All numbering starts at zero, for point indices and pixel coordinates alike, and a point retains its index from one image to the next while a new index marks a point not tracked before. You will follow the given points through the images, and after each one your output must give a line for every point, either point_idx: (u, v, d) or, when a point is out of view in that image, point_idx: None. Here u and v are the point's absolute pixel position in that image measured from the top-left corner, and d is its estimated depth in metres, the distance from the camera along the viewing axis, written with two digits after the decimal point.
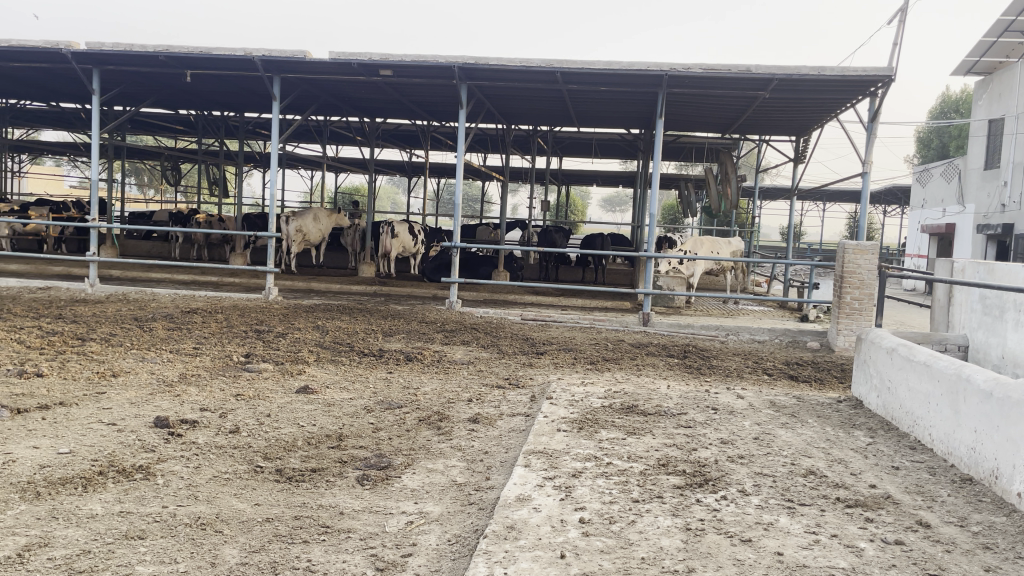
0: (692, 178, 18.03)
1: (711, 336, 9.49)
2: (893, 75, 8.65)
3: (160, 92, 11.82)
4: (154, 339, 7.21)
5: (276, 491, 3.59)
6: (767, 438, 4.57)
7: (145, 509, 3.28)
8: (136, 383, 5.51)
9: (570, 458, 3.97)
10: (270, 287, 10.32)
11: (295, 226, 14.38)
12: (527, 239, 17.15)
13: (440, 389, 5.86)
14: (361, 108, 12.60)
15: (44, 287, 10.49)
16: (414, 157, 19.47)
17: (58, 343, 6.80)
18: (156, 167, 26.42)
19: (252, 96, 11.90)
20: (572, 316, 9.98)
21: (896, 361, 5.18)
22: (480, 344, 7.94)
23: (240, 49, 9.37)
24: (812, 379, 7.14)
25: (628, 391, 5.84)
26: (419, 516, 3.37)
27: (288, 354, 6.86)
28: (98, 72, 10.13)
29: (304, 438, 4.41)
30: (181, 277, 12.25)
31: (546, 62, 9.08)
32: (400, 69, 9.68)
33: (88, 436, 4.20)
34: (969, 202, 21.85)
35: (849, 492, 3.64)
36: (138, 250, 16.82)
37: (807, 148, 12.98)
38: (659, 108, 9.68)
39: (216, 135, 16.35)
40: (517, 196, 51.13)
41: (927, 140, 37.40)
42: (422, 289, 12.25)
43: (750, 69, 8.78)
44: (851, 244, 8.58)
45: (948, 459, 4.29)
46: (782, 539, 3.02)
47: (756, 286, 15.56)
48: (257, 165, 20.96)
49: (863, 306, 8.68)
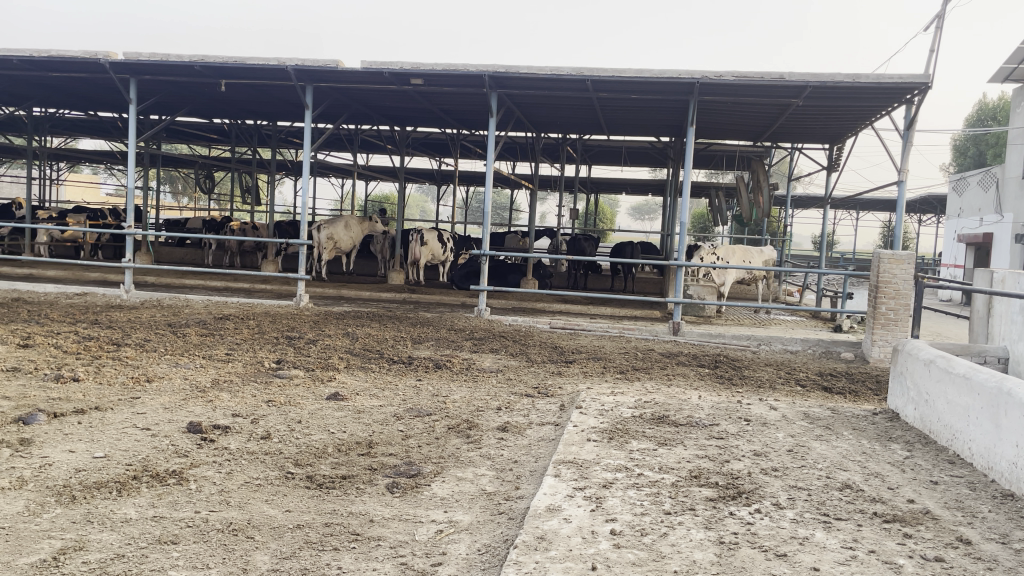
0: (723, 186, 17.89)
1: (742, 345, 9.40)
2: (930, 82, 8.52)
3: (195, 101, 12.01)
4: (187, 345, 7.30)
5: (307, 498, 3.60)
6: (801, 451, 4.49)
7: (178, 514, 3.30)
8: (169, 388, 5.57)
9: (601, 469, 3.93)
10: (302, 294, 10.41)
11: (326, 234, 14.50)
12: (556, 247, 17.12)
13: (470, 397, 5.86)
14: (392, 117, 12.68)
15: (81, 293, 10.67)
16: (444, 165, 19.57)
17: (94, 348, 6.92)
18: (189, 175, 26.79)
19: (285, 105, 12.03)
20: (601, 325, 9.94)
21: (934, 373, 5.07)
22: (509, 352, 7.94)
23: (274, 59, 9.48)
24: (845, 390, 7.04)
25: (658, 400, 5.79)
26: (449, 525, 3.36)
27: (319, 361, 6.90)
28: (135, 82, 10.31)
29: (334, 445, 4.42)
30: (214, 283, 12.40)
31: (576, 71, 9.08)
32: (431, 78, 9.74)
33: (122, 441, 4.25)
34: (1007, 211, 21.43)
35: (886, 507, 3.57)
36: (171, 256, 17.06)
37: (841, 156, 12.83)
38: (689, 117, 9.63)
39: (249, 144, 16.57)
40: (545, 203, 51.16)
41: (964, 148, 36.79)
42: (452, 297, 12.29)
43: (783, 77, 8.71)
44: (887, 254, 8.45)
45: (989, 475, 4.18)
46: (818, 554, 2.96)
47: (788, 295, 15.39)
48: (289, 173, 21.20)
49: (899, 317, 8.53)
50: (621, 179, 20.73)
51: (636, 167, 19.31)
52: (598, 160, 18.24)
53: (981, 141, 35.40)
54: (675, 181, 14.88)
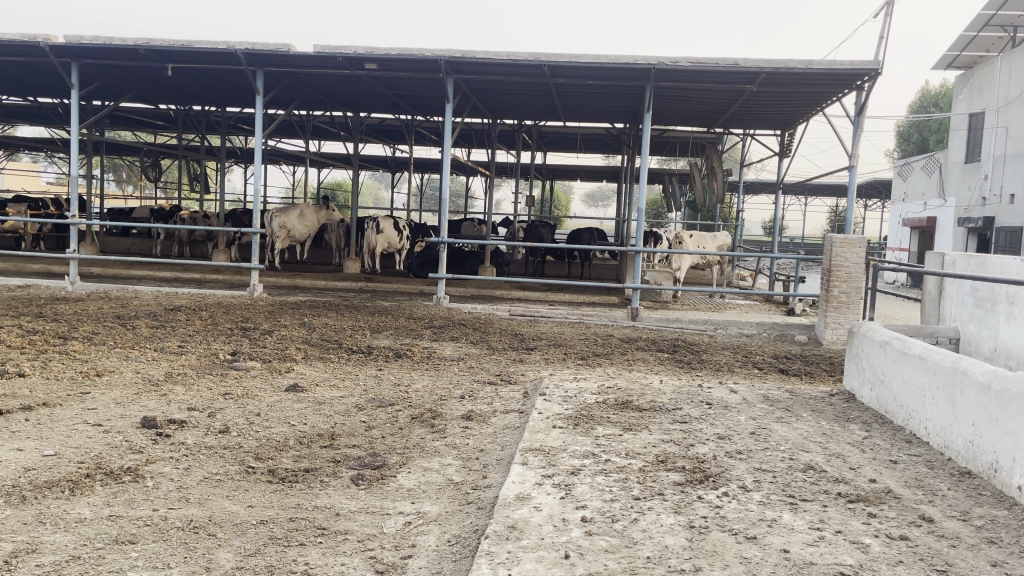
0: (677, 171, 18.01)
1: (699, 330, 9.49)
2: (880, 68, 8.66)
3: (140, 86, 11.62)
4: (138, 338, 7.10)
5: (269, 493, 3.51)
6: (764, 433, 4.54)
7: (135, 512, 3.19)
8: (120, 382, 5.40)
9: (568, 456, 3.91)
10: (255, 284, 10.18)
11: (279, 222, 14.21)
12: (513, 234, 17.06)
13: (432, 385, 5.80)
14: (345, 102, 12.46)
15: (24, 285, 10.31)
16: (398, 153, 19.36)
17: (39, 342, 6.67)
18: (135, 163, 26.05)
19: (235, 90, 11.74)
20: (560, 311, 9.94)
21: (889, 354, 5.17)
22: (469, 340, 7.89)
23: (223, 43, 9.24)
24: (802, 372, 7.15)
25: (621, 386, 5.79)
26: (417, 517, 3.30)
27: (275, 352, 6.77)
28: (76, 66, 9.94)
29: (295, 437, 4.33)
30: (163, 273, 12.08)
31: (532, 56, 9.02)
32: (386, 63, 9.58)
33: (73, 438, 4.10)
34: (950, 195, 22.00)
35: (850, 487, 3.62)
36: (117, 247, 16.57)
37: (792, 143, 13.03)
38: (646, 103, 9.63)
39: (197, 131, 16.15)
40: (500, 191, 51.16)
41: (907, 134, 37.82)
42: (409, 285, 12.16)
43: (738, 62, 8.78)
44: (839, 238, 8.60)
45: (945, 452, 4.27)
46: (787, 536, 2.99)
47: (742, 280, 15.59)
48: (237, 160, 20.73)
49: (851, 299, 8.68)
50: (576, 165, 20.73)
51: (591, 153, 19.31)
52: (553, 146, 18.21)
53: (924, 127, 36.31)
54: (630, 167, 14.92)
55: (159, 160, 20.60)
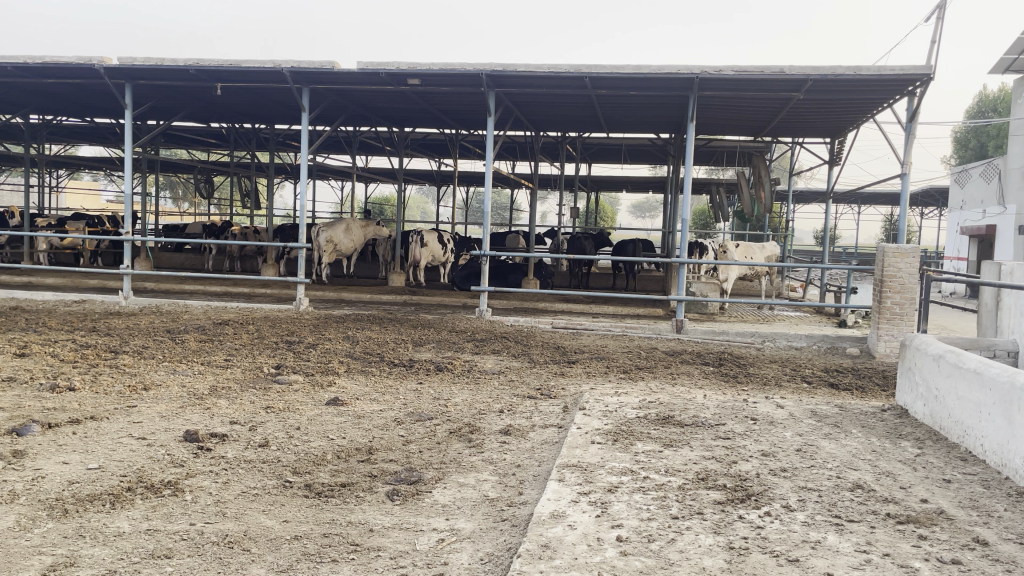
0: (725, 181, 17.76)
1: (746, 342, 9.31)
2: (932, 73, 8.43)
3: (191, 104, 11.92)
4: (187, 351, 7.23)
5: (306, 508, 3.52)
6: (810, 450, 4.40)
7: (173, 526, 3.22)
8: (167, 396, 5.49)
9: (606, 473, 3.84)
10: (301, 298, 10.31)
11: (326, 237, 14.40)
12: (558, 246, 17.01)
13: (471, 399, 5.78)
14: (389, 118, 12.60)
15: (80, 300, 10.60)
16: (443, 166, 19.49)
17: (91, 356, 6.84)
18: (189, 180, 26.70)
19: (282, 108, 11.97)
20: (604, 323, 9.84)
21: (944, 368, 4.98)
22: (511, 353, 7.86)
23: (269, 61, 9.41)
24: (853, 386, 6.95)
25: (663, 400, 5.68)
26: (451, 534, 3.27)
27: (319, 365, 6.83)
28: (130, 86, 10.22)
29: (334, 452, 4.34)
30: (214, 287, 12.33)
31: (574, 68, 8.99)
32: (428, 78, 9.65)
33: (117, 451, 4.17)
34: (1010, 202, 21.29)
35: (900, 507, 3.48)
36: (171, 262, 16.98)
37: (842, 150, 12.74)
38: (689, 112, 9.51)
39: (247, 149, 16.49)
40: (546, 202, 51.19)
41: (965, 140, 36.79)
42: (453, 298, 12.19)
43: (784, 71, 8.63)
44: (891, 248, 8.36)
45: (1003, 471, 4.08)
46: (831, 558, 2.88)
47: (792, 291, 15.26)
48: (287, 175, 21.11)
49: (905, 311, 8.43)
50: (621, 176, 20.61)
51: (637, 164, 19.19)
52: (597, 158, 18.13)
53: (982, 133, 35.33)
54: (675, 178, 14.75)
55: (212, 177, 21.10)
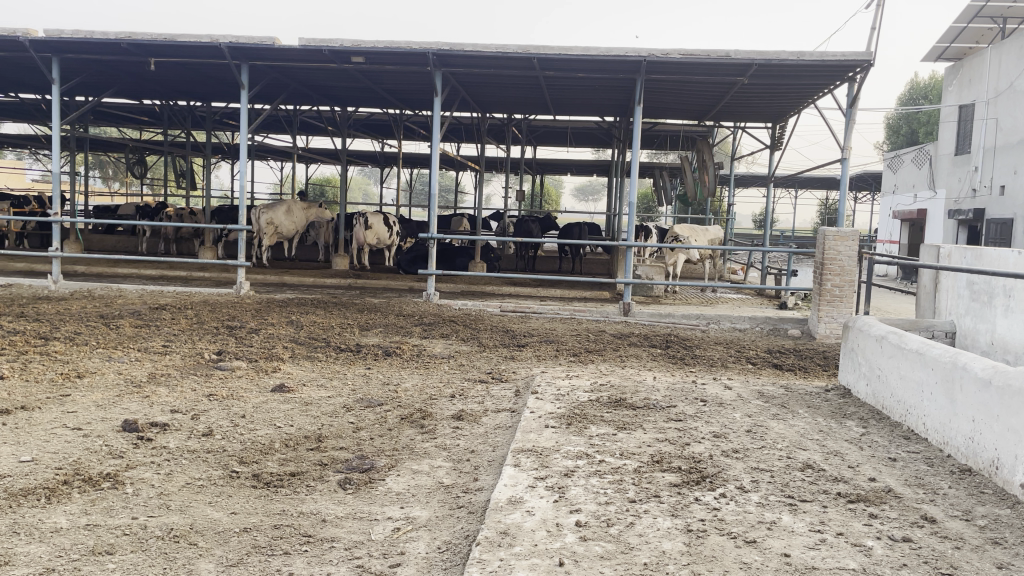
0: (668, 164, 17.88)
1: (692, 325, 9.41)
2: (872, 60, 8.60)
3: (123, 80, 11.44)
4: (122, 337, 6.95)
5: (254, 498, 3.41)
6: (760, 431, 4.46)
7: (113, 521, 3.07)
8: (102, 384, 5.27)
9: (561, 457, 3.81)
10: (242, 282, 10.04)
11: (266, 219, 14.05)
12: (503, 229, 16.94)
13: (421, 384, 5.69)
14: (332, 97, 12.34)
15: (5, 285, 10.12)
16: (387, 148, 19.20)
17: (19, 343, 6.52)
18: (121, 160, 25.72)
19: (220, 85, 11.57)
20: (551, 307, 9.84)
21: (886, 349, 5.08)
22: (460, 337, 7.78)
23: (207, 36, 9.10)
24: (796, 367, 7.08)
25: (614, 383, 5.69)
26: (406, 522, 3.20)
27: (262, 351, 6.64)
28: (57, 60, 9.74)
29: (281, 440, 4.22)
30: (148, 270, 11.90)
31: (522, 49, 8.90)
32: (373, 56, 9.42)
33: (51, 442, 3.97)
34: (940, 187, 22.00)
35: (850, 487, 3.54)
36: (103, 244, 16.34)
37: (784, 135, 12.98)
38: (636, 95, 9.51)
39: (182, 126, 15.93)
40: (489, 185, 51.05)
41: (895, 127, 38.02)
42: (398, 281, 12.01)
43: (729, 55, 8.68)
44: (832, 231, 8.54)
45: (945, 449, 4.19)
46: (787, 539, 2.90)
47: (733, 273, 15.51)
48: (224, 156, 20.52)
49: (844, 293, 8.63)
50: (566, 159, 20.61)
51: (582, 147, 19.19)
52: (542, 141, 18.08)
53: (913, 119, 36.51)
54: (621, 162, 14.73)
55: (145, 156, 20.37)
